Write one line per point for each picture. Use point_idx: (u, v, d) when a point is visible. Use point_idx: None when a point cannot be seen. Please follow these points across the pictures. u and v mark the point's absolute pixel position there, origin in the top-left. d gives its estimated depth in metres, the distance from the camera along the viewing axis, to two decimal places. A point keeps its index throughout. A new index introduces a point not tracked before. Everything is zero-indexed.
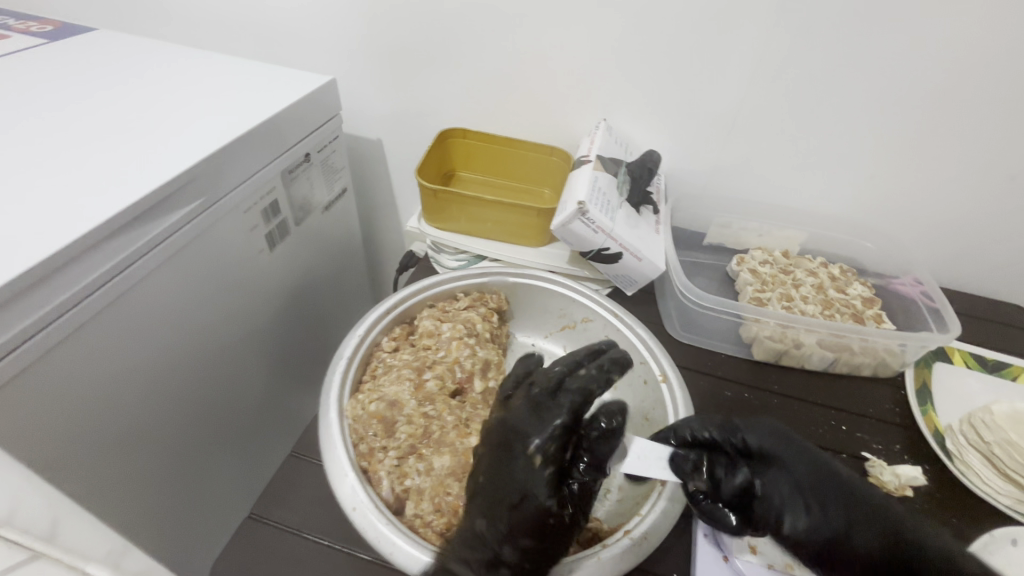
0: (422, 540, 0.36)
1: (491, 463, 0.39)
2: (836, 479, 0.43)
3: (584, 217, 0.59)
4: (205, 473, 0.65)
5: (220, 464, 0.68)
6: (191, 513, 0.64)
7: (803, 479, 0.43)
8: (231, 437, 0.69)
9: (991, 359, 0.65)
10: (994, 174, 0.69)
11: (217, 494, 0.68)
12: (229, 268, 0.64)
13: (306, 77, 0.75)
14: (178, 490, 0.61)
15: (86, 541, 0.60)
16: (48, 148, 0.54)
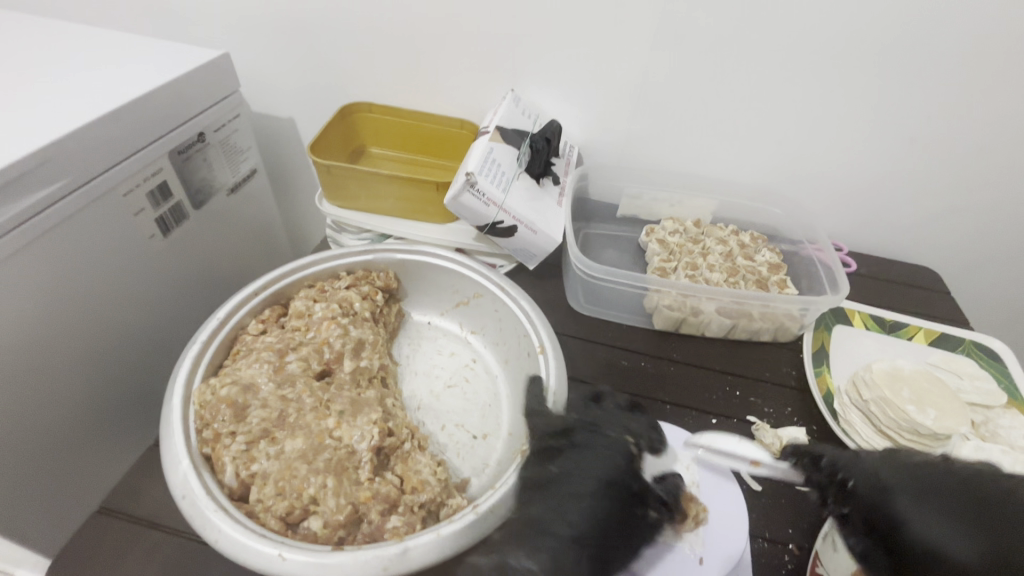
0: (254, 526, 0.35)
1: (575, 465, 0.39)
2: (950, 486, 0.37)
3: (474, 189, 0.57)
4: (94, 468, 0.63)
5: (112, 457, 0.66)
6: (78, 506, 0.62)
7: (914, 503, 0.36)
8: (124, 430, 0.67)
9: (889, 320, 0.66)
10: (894, 135, 0.69)
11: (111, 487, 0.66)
12: (107, 253, 0.60)
13: (195, 50, 0.71)
14: (59, 484, 0.59)
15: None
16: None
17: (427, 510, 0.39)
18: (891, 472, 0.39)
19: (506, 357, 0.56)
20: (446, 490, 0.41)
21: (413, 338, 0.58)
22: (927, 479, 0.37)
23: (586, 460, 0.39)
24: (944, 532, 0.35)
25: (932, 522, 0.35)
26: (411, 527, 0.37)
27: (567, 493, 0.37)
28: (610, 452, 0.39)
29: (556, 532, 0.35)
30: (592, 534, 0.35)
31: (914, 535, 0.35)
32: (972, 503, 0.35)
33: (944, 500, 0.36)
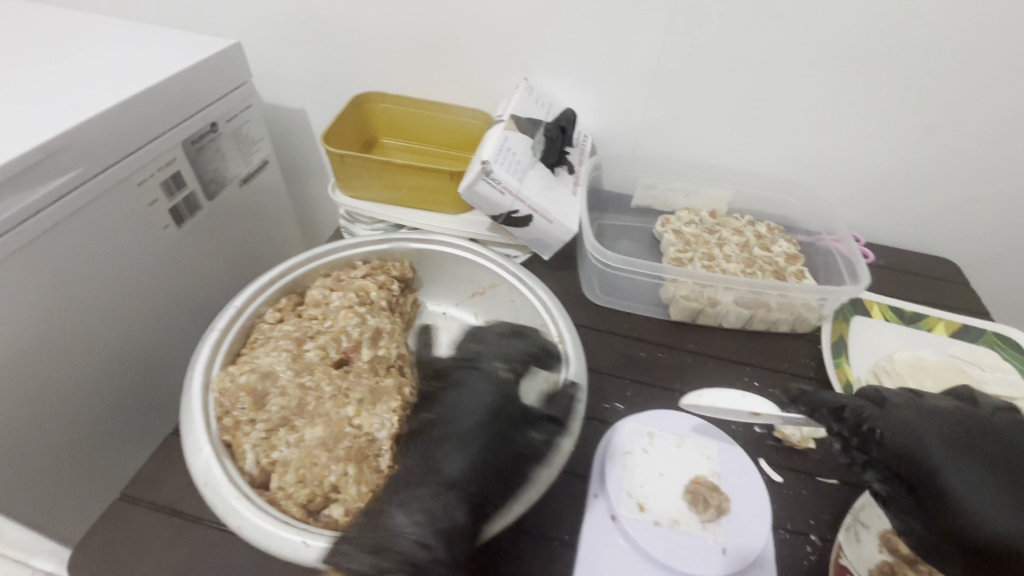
0: (275, 511, 0.35)
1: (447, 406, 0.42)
2: (973, 434, 0.39)
3: (489, 178, 0.56)
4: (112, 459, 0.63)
5: (129, 446, 0.66)
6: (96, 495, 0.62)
7: (947, 451, 0.38)
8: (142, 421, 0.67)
9: (909, 311, 0.65)
10: (916, 123, 0.68)
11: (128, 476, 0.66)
12: (122, 242, 0.60)
13: (206, 39, 0.70)
14: (78, 472, 0.59)
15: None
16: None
17: None
18: (925, 425, 0.40)
19: None
20: None
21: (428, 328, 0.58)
22: (954, 428, 0.39)
23: (462, 400, 0.42)
24: (986, 487, 0.36)
25: (973, 476, 0.37)
26: None
27: (449, 435, 0.39)
28: (478, 390, 0.42)
29: (429, 477, 0.37)
30: (469, 478, 0.37)
31: (961, 489, 0.36)
32: (998, 451, 0.37)
33: (981, 454, 0.37)
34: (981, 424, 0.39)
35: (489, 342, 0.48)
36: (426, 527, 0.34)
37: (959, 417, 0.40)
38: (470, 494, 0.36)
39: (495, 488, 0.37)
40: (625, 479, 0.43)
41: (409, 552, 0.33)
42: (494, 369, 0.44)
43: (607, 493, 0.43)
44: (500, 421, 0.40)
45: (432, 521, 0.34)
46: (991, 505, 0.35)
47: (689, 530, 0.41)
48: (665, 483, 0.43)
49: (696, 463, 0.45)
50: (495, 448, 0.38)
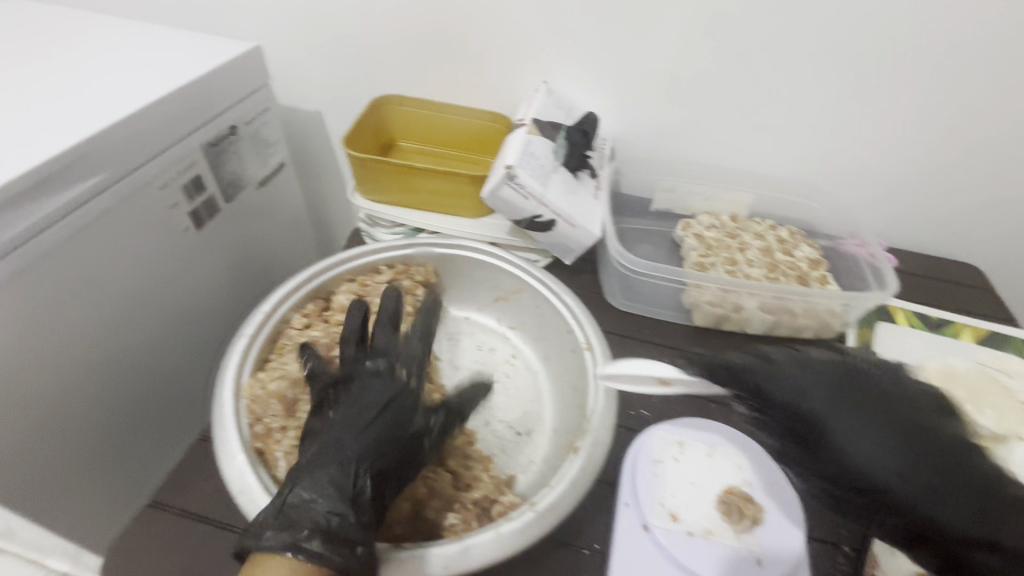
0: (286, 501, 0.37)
1: (352, 402, 0.40)
2: (864, 384, 0.37)
3: (513, 182, 0.56)
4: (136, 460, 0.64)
5: (150, 449, 0.66)
6: (117, 498, 0.62)
7: (839, 400, 0.36)
8: (164, 425, 0.67)
9: (934, 317, 0.64)
10: (940, 127, 0.67)
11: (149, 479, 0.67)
12: (145, 244, 0.60)
13: (227, 42, 0.70)
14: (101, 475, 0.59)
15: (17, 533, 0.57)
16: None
17: (481, 507, 0.39)
18: (812, 376, 0.38)
19: (546, 353, 0.55)
20: (497, 488, 0.42)
21: (452, 332, 0.58)
22: (826, 379, 0.38)
23: (364, 397, 0.40)
24: (876, 439, 0.34)
25: (864, 430, 0.35)
26: (466, 524, 0.38)
27: (350, 417, 0.39)
28: (386, 387, 0.41)
29: (330, 454, 0.37)
30: (375, 456, 0.37)
31: (852, 442, 0.35)
32: (845, 400, 0.36)
33: (864, 408, 0.35)
34: (819, 371, 0.38)
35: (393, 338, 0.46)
36: (336, 513, 0.34)
37: (836, 369, 0.38)
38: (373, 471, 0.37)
39: (391, 481, 0.38)
40: (657, 489, 0.43)
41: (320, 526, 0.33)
42: (398, 368, 0.43)
43: (639, 502, 0.42)
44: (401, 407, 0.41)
45: (336, 493, 0.35)
46: (885, 458, 0.33)
47: (722, 540, 0.40)
48: (698, 493, 0.42)
49: (727, 472, 0.44)
50: (395, 430, 0.39)
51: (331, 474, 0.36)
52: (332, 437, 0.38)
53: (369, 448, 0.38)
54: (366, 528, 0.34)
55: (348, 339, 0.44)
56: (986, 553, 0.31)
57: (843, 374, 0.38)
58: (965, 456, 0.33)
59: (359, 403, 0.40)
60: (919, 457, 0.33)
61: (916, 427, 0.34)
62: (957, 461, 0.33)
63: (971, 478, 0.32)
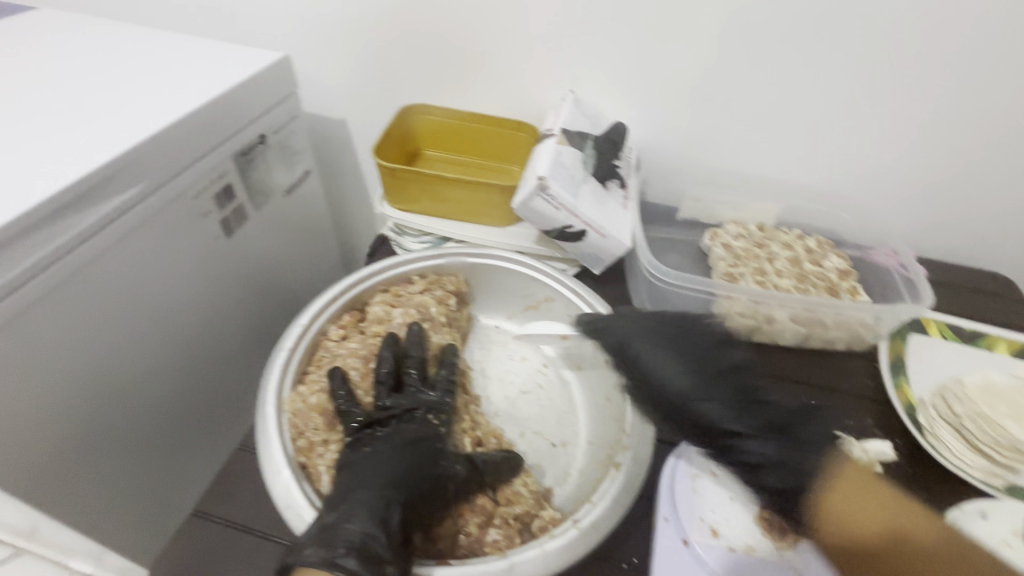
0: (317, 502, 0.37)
1: (390, 440, 0.40)
2: (699, 339, 0.44)
3: (545, 193, 0.56)
4: (169, 466, 0.65)
5: (183, 454, 0.67)
6: (151, 504, 0.63)
7: (679, 351, 0.43)
8: (194, 431, 0.68)
9: (968, 329, 0.64)
10: (973, 136, 0.67)
11: (182, 484, 0.68)
12: (179, 253, 0.61)
13: (257, 52, 0.71)
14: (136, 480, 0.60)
15: (55, 539, 0.57)
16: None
17: (521, 523, 0.39)
18: (661, 332, 0.45)
19: (579, 363, 0.55)
20: (537, 502, 0.41)
21: (483, 342, 0.58)
22: (671, 335, 0.44)
23: (400, 437, 0.41)
24: (679, 363, 0.42)
25: (671, 355, 0.43)
26: (509, 540, 0.38)
27: (384, 447, 0.39)
28: (419, 427, 0.42)
29: (361, 481, 0.37)
30: (408, 485, 0.37)
31: (664, 366, 0.42)
32: (686, 354, 0.43)
33: (697, 359, 0.42)
34: (670, 329, 0.45)
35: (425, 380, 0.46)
36: (369, 535, 0.33)
37: (681, 327, 0.45)
38: (404, 502, 0.36)
39: (423, 512, 0.37)
40: (696, 504, 0.43)
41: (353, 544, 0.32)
42: (430, 409, 0.44)
43: (679, 517, 0.42)
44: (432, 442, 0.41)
45: (363, 516, 0.34)
46: (685, 377, 0.42)
47: (764, 553, 0.40)
48: (735, 507, 0.43)
49: None
50: (426, 464, 0.39)
51: (366, 499, 0.35)
52: (370, 469, 0.38)
53: (402, 480, 0.37)
54: (395, 554, 0.34)
55: (382, 380, 0.45)
56: (751, 444, 0.39)
57: (678, 328, 0.45)
58: (737, 374, 0.42)
59: (397, 441, 0.40)
60: (729, 397, 0.41)
61: (709, 355, 0.43)
62: (732, 377, 0.42)
63: (737, 390, 0.41)
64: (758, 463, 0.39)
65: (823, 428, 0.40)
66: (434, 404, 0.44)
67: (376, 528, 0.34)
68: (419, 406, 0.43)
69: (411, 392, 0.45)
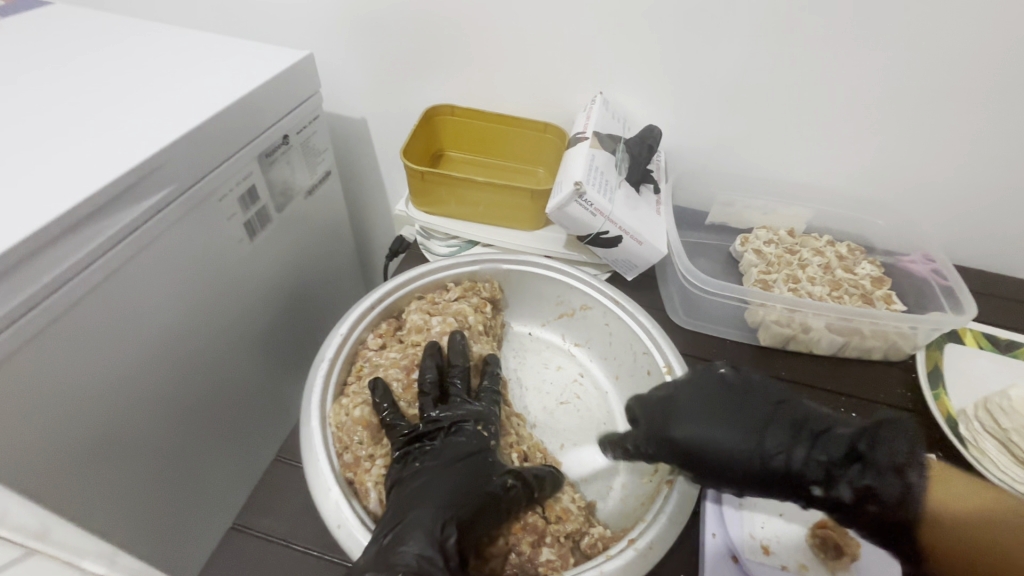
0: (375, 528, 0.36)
1: (438, 457, 0.39)
2: (724, 399, 0.42)
3: (581, 199, 0.55)
4: (198, 471, 0.64)
5: (212, 461, 0.67)
6: (183, 509, 0.63)
7: (722, 423, 0.41)
8: (221, 434, 0.67)
9: (1004, 339, 0.63)
10: (1014, 142, 0.65)
11: (211, 490, 0.67)
12: (205, 256, 0.60)
13: (281, 50, 0.70)
14: (167, 488, 0.60)
15: (85, 546, 0.57)
16: (13, 135, 0.50)
17: (573, 541, 0.39)
18: (688, 404, 0.43)
19: (617, 372, 0.54)
20: (586, 519, 0.41)
21: (518, 349, 0.57)
22: (701, 406, 0.42)
23: (447, 452, 0.40)
24: (730, 431, 0.40)
25: (713, 423, 0.41)
26: (564, 560, 0.37)
27: (437, 463, 0.39)
28: (465, 441, 0.40)
29: (417, 499, 0.36)
30: (463, 502, 0.36)
31: (716, 437, 0.40)
32: (726, 418, 0.41)
33: (740, 420, 0.41)
34: (694, 398, 0.43)
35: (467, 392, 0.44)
36: (428, 555, 0.33)
37: (698, 389, 0.43)
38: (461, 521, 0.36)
39: (475, 528, 0.36)
40: (744, 521, 0.42)
41: (410, 565, 0.32)
42: (474, 423, 0.42)
43: (727, 532, 0.41)
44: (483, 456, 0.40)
45: (421, 536, 0.34)
46: (739, 444, 0.40)
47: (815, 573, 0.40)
48: (785, 524, 0.42)
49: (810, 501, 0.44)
50: (476, 480, 0.38)
51: (419, 518, 0.35)
52: (419, 486, 0.37)
53: (455, 498, 0.37)
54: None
55: (427, 392, 0.43)
56: (839, 487, 0.39)
57: (696, 396, 0.43)
58: (771, 413, 0.41)
59: (445, 459, 0.39)
60: (800, 444, 0.39)
61: (738, 408, 0.42)
62: (775, 422, 0.41)
63: (789, 431, 0.40)
64: (858, 497, 0.38)
65: (889, 433, 0.38)
66: (477, 417, 0.43)
67: (431, 549, 0.34)
68: (465, 420, 0.42)
69: (456, 403, 0.43)
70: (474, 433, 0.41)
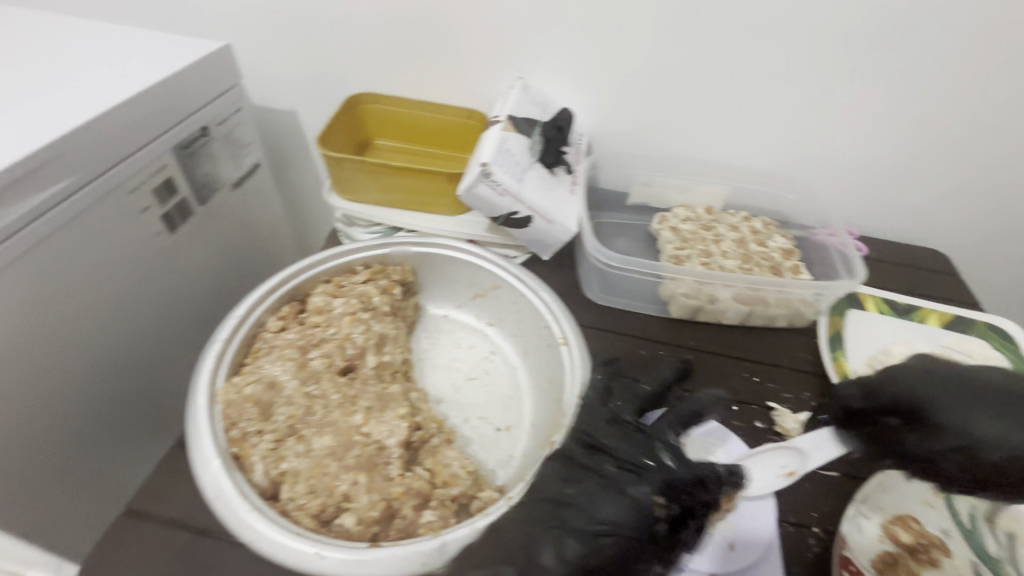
0: (286, 525, 0.36)
1: (589, 512, 0.36)
2: (983, 390, 0.41)
3: (488, 178, 0.56)
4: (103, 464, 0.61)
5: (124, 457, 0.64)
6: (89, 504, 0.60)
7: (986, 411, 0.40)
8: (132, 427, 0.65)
9: (902, 303, 0.68)
10: (909, 116, 0.69)
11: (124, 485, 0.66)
12: (116, 247, 0.59)
13: (196, 41, 0.69)
14: (66, 483, 0.57)
15: None
16: None
17: (459, 503, 0.40)
18: (940, 392, 0.42)
19: (525, 349, 0.56)
20: (475, 485, 0.42)
21: (431, 330, 0.59)
22: (966, 394, 0.41)
23: (597, 508, 0.36)
24: (968, 408, 0.40)
25: (978, 414, 0.39)
26: (445, 520, 0.39)
27: (589, 501, 0.37)
28: (625, 504, 0.36)
29: (549, 527, 0.36)
30: (594, 558, 0.35)
31: (947, 417, 0.40)
32: (997, 408, 0.40)
33: (1002, 412, 0.39)
34: (960, 385, 0.42)
35: (658, 447, 0.40)
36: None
37: (958, 381, 0.42)
38: (582, 574, 0.34)
39: None
40: None
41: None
42: (647, 491, 0.36)
43: None
44: (646, 511, 0.36)
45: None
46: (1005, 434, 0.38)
47: None
48: None
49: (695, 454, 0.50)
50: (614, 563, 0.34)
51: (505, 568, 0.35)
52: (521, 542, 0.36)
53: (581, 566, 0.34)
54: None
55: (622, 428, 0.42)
56: None
57: (959, 385, 0.42)
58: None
59: (590, 527, 0.36)
60: None
61: (992, 387, 0.41)
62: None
63: None
64: None
65: None
66: (667, 486, 0.37)
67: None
68: (640, 484, 0.37)
69: (629, 449, 0.40)
70: (645, 505, 0.36)
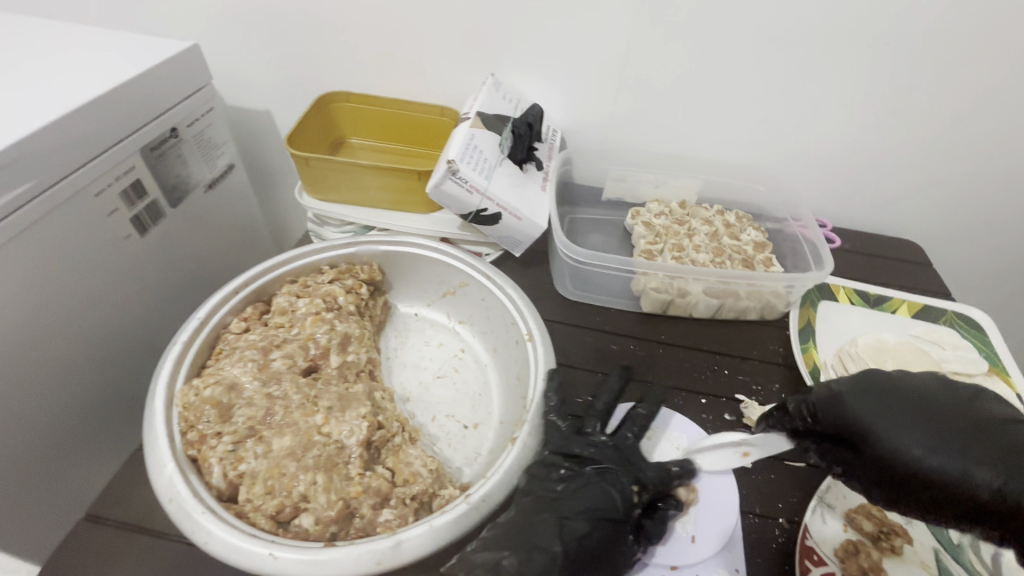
0: (237, 525, 0.36)
1: (581, 499, 0.42)
2: (905, 398, 0.41)
3: (455, 176, 0.56)
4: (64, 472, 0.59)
5: (88, 464, 0.63)
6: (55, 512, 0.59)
7: (907, 422, 0.40)
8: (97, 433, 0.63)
9: (873, 294, 0.68)
10: (880, 109, 0.69)
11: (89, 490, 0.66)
12: (82, 252, 0.58)
13: (162, 41, 0.68)
14: (37, 490, 0.57)
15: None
16: None
17: (419, 501, 0.41)
18: (858, 398, 0.42)
19: (494, 346, 0.58)
20: (437, 482, 0.43)
21: (401, 329, 0.60)
22: (889, 401, 0.41)
23: (585, 496, 0.42)
24: (909, 428, 0.39)
25: (903, 427, 0.39)
26: (403, 519, 0.39)
27: (581, 496, 0.42)
28: (606, 491, 0.42)
29: (547, 517, 0.40)
30: (590, 539, 0.40)
31: (873, 427, 0.40)
32: (921, 418, 0.40)
33: (922, 422, 0.39)
34: (882, 393, 0.42)
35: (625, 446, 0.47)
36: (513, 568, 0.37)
37: (886, 387, 0.42)
38: (581, 554, 0.39)
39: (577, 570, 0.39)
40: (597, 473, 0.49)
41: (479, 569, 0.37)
42: (625, 481, 0.44)
43: None
44: (626, 500, 0.42)
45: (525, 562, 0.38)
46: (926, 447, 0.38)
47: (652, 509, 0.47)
48: None
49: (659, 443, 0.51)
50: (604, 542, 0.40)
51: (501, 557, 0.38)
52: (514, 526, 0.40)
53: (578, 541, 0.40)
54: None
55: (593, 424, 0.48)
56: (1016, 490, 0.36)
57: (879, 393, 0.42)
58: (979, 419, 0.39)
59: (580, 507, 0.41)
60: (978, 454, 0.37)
61: (937, 407, 0.40)
62: (974, 431, 0.38)
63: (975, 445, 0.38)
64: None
65: None
66: (637, 478, 0.44)
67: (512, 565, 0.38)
68: (616, 475, 0.44)
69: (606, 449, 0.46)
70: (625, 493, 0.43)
